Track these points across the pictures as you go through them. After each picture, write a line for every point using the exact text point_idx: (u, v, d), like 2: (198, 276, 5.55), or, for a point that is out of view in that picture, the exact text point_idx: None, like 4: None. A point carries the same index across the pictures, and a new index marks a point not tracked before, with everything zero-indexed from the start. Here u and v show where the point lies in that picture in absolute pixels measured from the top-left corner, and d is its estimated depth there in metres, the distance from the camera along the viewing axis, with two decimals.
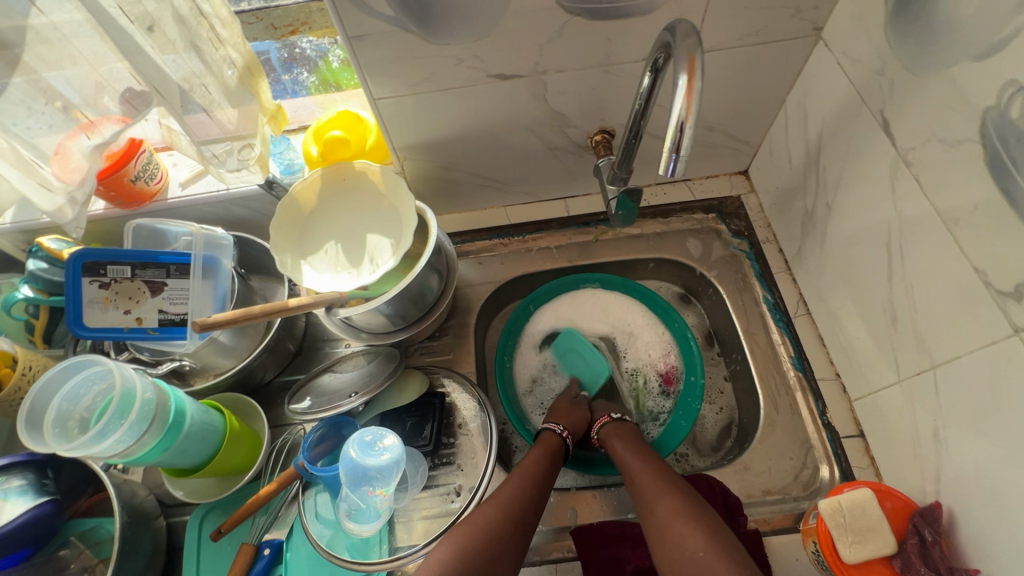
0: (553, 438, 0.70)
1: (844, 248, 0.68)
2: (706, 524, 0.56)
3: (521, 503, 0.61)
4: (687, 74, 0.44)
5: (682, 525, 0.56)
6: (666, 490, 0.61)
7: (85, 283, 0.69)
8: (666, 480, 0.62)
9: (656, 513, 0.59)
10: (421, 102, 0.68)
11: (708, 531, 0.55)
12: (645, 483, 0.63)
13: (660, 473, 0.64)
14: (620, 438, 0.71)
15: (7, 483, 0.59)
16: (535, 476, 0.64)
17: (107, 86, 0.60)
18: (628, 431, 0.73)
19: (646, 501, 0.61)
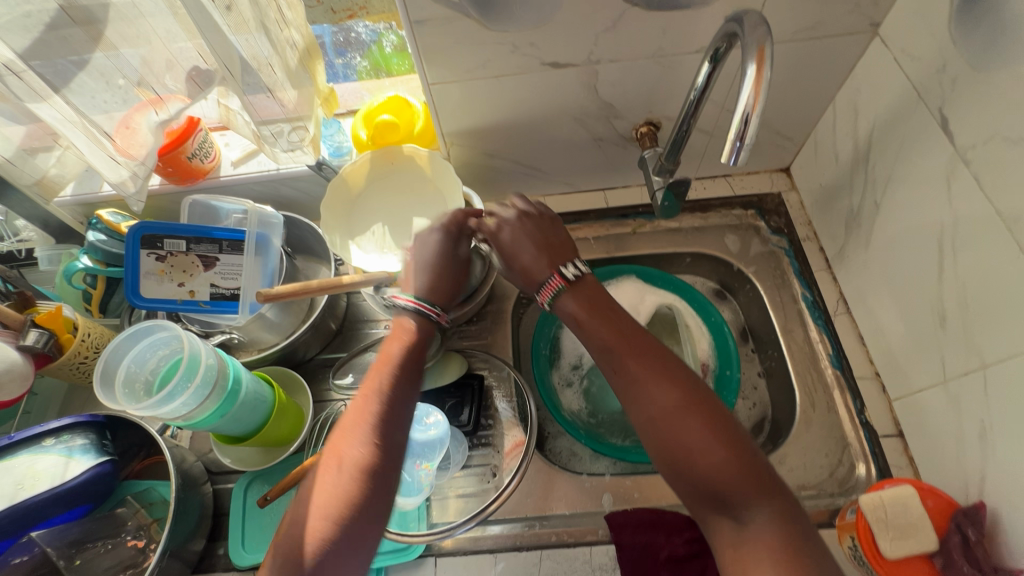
0: (427, 322, 0.61)
1: (890, 247, 0.68)
2: (709, 415, 0.49)
3: (386, 415, 0.51)
4: (757, 64, 0.45)
5: (682, 421, 0.48)
6: (654, 372, 0.52)
7: (144, 255, 0.72)
8: (651, 361, 0.53)
9: (645, 400, 0.51)
10: (473, 88, 0.69)
11: (711, 422, 0.48)
12: (626, 366, 0.53)
13: (643, 350, 0.54)
14: (582, 305, 0.58)
15: (70, 441, 0.60)
16: (404, 376, 0.55)
17: (176, 64, 0.63)
18: (594, 287, 0.60)
19: (628, 382, 0.53)
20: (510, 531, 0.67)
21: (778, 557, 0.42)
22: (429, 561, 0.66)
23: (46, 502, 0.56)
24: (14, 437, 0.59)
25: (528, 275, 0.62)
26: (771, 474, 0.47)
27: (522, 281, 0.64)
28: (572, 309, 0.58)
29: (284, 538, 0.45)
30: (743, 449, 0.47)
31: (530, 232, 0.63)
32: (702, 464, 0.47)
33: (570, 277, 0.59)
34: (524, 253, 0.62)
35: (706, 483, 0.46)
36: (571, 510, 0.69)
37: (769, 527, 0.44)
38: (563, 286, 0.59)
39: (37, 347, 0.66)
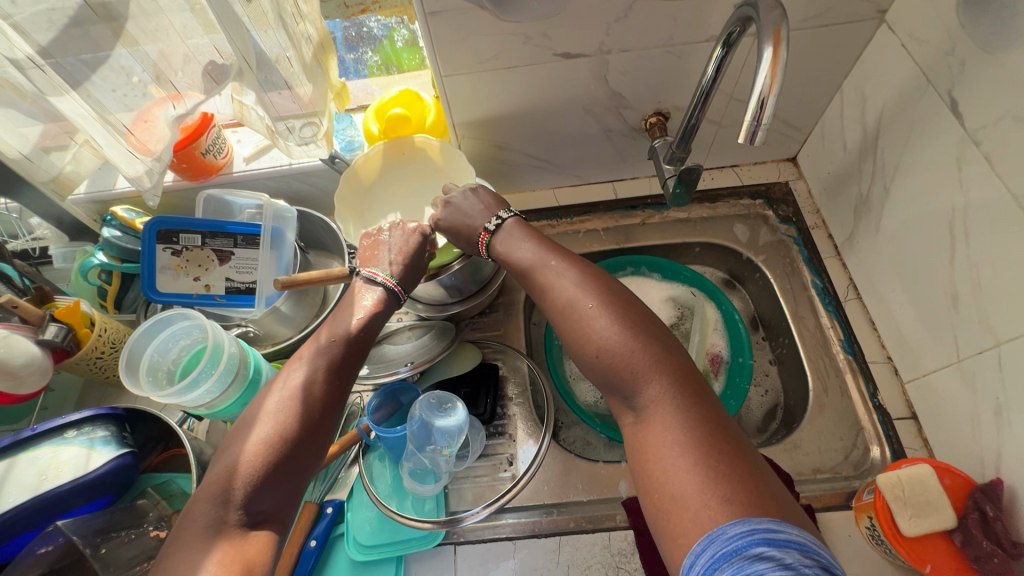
0: (392, 299, 0.64)
1: (900, 231, 0.69)
2: (599, 302, 0.53)
3: (340, 356, 0.57)
4: (773, 45, 0.45)
5: (576, 314, 0.53)
6: (554, 278, 0.57)
7: (160, 250, 0.72)
8: (552, 268, 0.58)
9: (550, 303, 0.56)
10: (486, 80, 0.70)
11: (604, 308, 0.52)
12: (533, 280, 0.59)
13: (549, 261, 0.59)
14: (501, 231, 0.65)
15: (92, 433, 0.60)
16: (371, 321, 0.61)
17: (194, 58, 0.63)
18: (516, 226, 0.64)
19: (538, 292, 0.58)
20: (528, 518, 0.67)
21: (668, 422, 0.44)
22: (449, 549, 0.66)
23: (69, 493, 0.57)
24: (35, 429, 0.59)
25: (467, 238, 0.66)
26: (665, 351, 0.49)
27: (465, 244, 0.66)
28: (492, 241, 0.64)
29: (230, 462, 0.48)
30: (637, 333, 0.50)
31: (468, 197, 0.67)
32: (598, 345, 0.50)
33: (493, 230, 0.64)
34: (466, 220, 0.66)
35: (603, 368, 0.50)
36: (589, 497, 0.69)
37: (660, 395, 0.46)
38: (489, 238, 0.64)
39: (56, 342, 0.66)
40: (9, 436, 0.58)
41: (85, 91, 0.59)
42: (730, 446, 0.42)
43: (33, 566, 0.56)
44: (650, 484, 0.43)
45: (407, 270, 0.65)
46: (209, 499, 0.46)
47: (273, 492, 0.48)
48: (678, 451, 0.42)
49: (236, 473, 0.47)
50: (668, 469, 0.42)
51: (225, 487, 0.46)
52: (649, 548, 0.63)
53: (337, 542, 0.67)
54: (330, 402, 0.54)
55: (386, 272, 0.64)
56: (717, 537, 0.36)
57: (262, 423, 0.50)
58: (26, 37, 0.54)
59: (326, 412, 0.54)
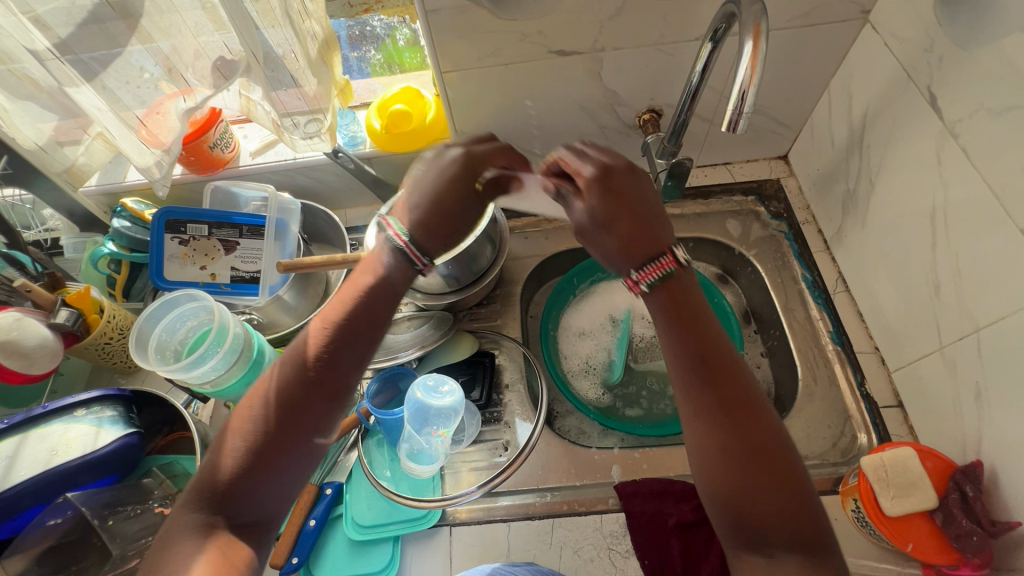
0: (404, 263, 0.54)
1: (885, 224, 0.71)
2: (786, 465, 0.43)
3: (325, 364, 0.49)
4: (753, 39, 0.48)
5: (753, 463, 0.43)
6: (732, 411, 0.45)
7: (168, 239, 0.75)
8: (740, 390, 0.46)
9: (718, 424, 0.44)
10: (484, 77, 0.73)
11: (787, 484, 0.42)
12: (711, 382, 0.46)
13: (735, 382, 0.46)
14: (676, 296, 0.49)
15: (101, 413, 0.63)
16: (365, 320, 0.51)
17: (204, 54, 0.65)
18: (690, 286, 0.50)
19: (706, 399, 0.45)
20: (522, 501, 0.69)
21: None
22: (445, 530, 0.67)
23: (77, 469, 0.59)
24: (47, 406, 0.61)
25: (628, 241, 0.50)
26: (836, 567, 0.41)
27: (613, 257, 0.51)
28: (665, 300, 0.49)
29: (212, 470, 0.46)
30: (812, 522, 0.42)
31: (593, 203, 0.51)
32: (766, 520, 0.42)
33: (683, 262, 0.50)
34: (620, 220, 0.50)
35: (762, 532, 0.42)
36: (582, 482, 0.71)
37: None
38: (674, 268, 0.49)
39: (66, 326, 0.69)
40: (21, 413, 0.60)
41: (100, 83, 0.62)
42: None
43: (42, 538, 0.58)
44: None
45: (431, 215, 0.54)
46: (194, 500, 0.45)
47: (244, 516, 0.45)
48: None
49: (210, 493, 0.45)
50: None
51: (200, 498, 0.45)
52: (640, 530, 0.65)
53: (335, 522, 0.68)
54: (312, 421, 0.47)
55: (398, 225, 0.54)
56: None
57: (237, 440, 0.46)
58: (46, 30, 0.56)
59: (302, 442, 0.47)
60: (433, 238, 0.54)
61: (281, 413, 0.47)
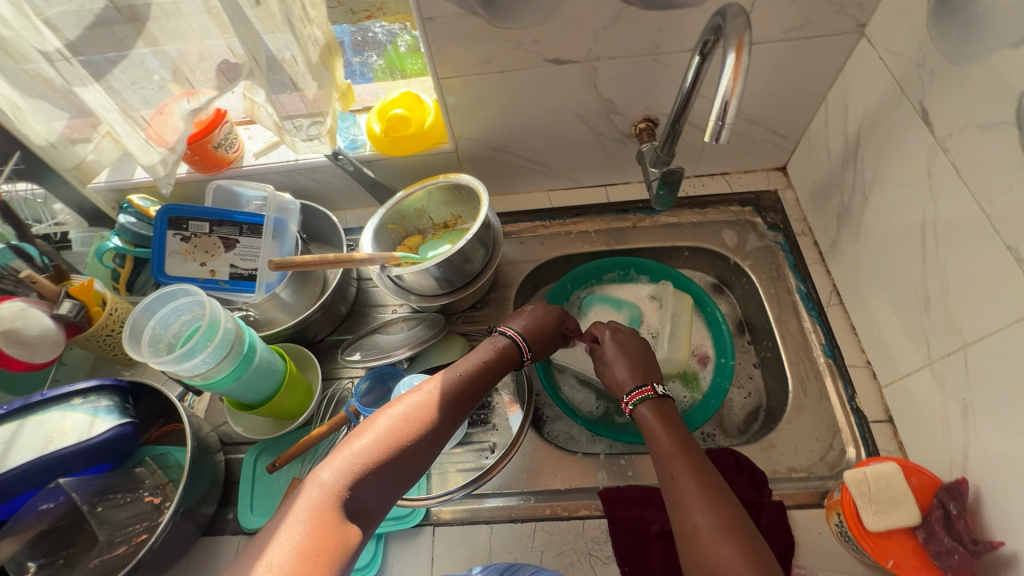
0: (512, 348, 0.67)
1: (878, 237, 0.71)
2: (750, 541, 0.47)
3: (437, 427, 0.56)
4: (736, 50, 0.48)
5: (721, 536, 0.47)
6: (706, 497, 0.50)
7: (170, 235, 0.77)
8: (713, 481, 0.52)
9: (689, 508, 0.50)
10: (481, 84, 0.74)
11: (750, 550, 0.46)
12: (685, 474, 0.53)
13: (710, 476, 0.53)
14: (661, 418, 0.60)
15: (97, 402, 0.64)
16: (465, 405, 0.59)
17: (208, 57, 0.67)
18: (670, 415, 0.61)
19: (686, 491, 0.52)
20: (506, 504, 0.69)
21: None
22: (428, 530, 0.68)
23: (73, 456, 0.60)
24: (46, 394, 0.63)
25: (613, 381, 0.68)
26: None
27: (609, 386, 0.69)
28: (650, 420, 0.61)
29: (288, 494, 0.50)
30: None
31: (638, 350, 0.70)
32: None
33: (660, 390, 0.63)
34: (617, 361, 0.69)
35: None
36: (567, 486, 0.71)
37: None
38: (650, 395, 0.63)
39: (69, 317, 0.71)
40: (20, 400, 0.62)
41: (107, 83, 0.64)
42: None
43: (35, 522, 0.60)
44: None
45: (540, 333, 0.70)
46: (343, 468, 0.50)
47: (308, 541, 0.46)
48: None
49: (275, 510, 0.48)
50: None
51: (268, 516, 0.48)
52: (621, 537, 0.65)
53: None
54: (402, 473, 0.52)
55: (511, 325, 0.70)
56: None
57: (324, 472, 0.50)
58: (56, 32, 0.58)
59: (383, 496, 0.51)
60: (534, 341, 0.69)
61: (377, 463, 0.51)
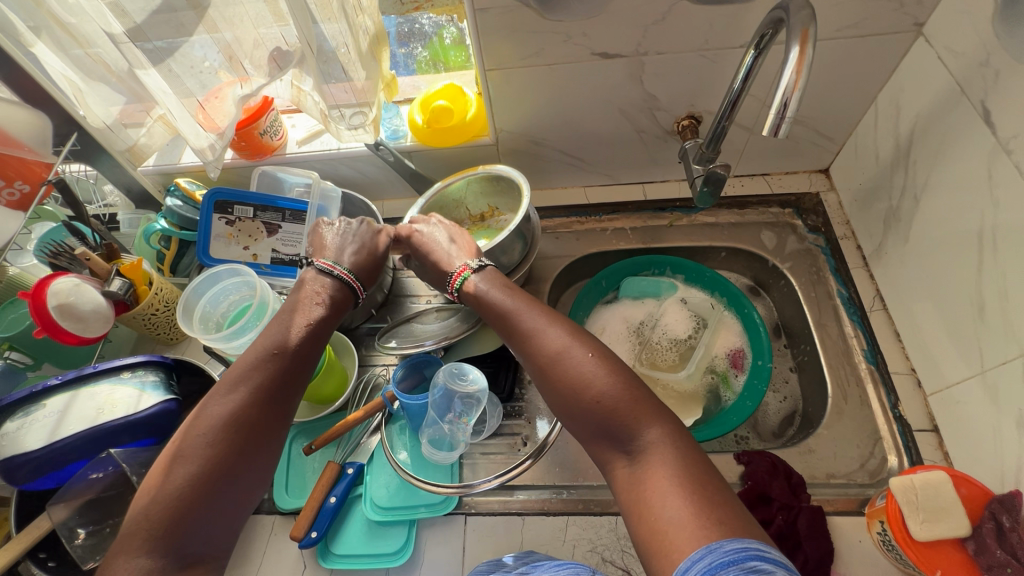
0: (348, 293, 0.66)
1: (929, 241, 0.69)
2: (587, 349, 0.54)
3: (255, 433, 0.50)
4: (800, 44, 0.48)
5: (568, 362, 0.53)
6: (549, 325, 0.57)
7: (216, 220, 0.79)
8: (540, 317, 0.58)
9: (536, 347, 0.55)
10: (527, 76, 0.74)
11: (593, 354, 0.53)
12: (518, 319, 0.58)
13: (532, 315, 0.58)
14: (483, 278, 0.65)
15: (144, 377, 0.66)
16: (313, 333, 0.58)
17: (262, 43, 0.69)
18: (489, 269, 0.66)
19: (522, 334, 0.57)
20: (538, 497, 0.69)
21: (669, 470, 0.45)
22: (460, 519, 0.68)
23: (121, 428, 0.62)
24: (97, 367, 0.65)
25: (438, 277, 0.69)
26: (656, 401, 0.50)
27: (434, 281, 0.71)
28: (473, 283, 0.64)
29: (159, 500, 0.44)
30: (629, 381, 0.51)
31: (460, 245, 0.70)
32: (598, 393, 0.50)
33: (475, 266, 0.65)
34: (427, 260, 0.70)
35: (598, 414, 0.50)
36: (600, 482, 0.70)
37: (656, 449, 0.46)
38: (469, 274, 0.65)
39: (118, 295, 0.72)
40: (74, 371, 0.64)
41: (165, 67, 0.66)
42: (727, 500, 0.42)
43: (85, 490, 0.63)
44: (650, 527, 0.42)
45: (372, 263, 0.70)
46: (133, 544, 0.43)
47: (229, 503, 0.47)
48: (678, 498, 0.42)
49: (172, 504, 0.44)
50: (666, 511, 0.42)
51: (163, 519, 0.44)
52: None
53: (355, 502, 0.70)
54: (235, 478, 0.48)
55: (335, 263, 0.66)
56: (715, 548, 0.38)
57: (200, 453, 0.47)
58: (124, 16, 0.60)
59: (268, 438, 0.51)
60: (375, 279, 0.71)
61: (185, 511, 0.45)
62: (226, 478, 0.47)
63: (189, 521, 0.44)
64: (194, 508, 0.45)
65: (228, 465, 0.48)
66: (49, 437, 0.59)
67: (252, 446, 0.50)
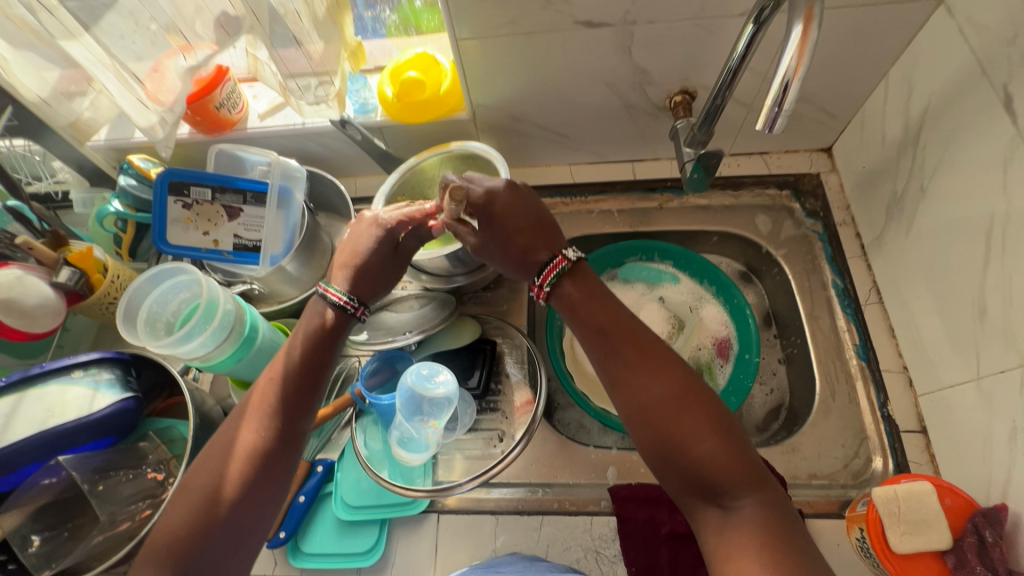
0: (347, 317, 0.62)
1: (933, 234, 0.64)
2: (701, 398, 0.50)
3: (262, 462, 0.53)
4: (803, 23, 0.41)
5: (679, 410, 0.49)
6: (651, 361, 0.52)
7: (171, 202, 0.73)
8: (647, 352, 0.53)
9: (637, 386, 0.51)
10: (504, 47, 0.67)
11: (704, 406, 0.49)
12: (618, 348, 0.53)
13: (640, 347, 0.53)
14: (580, 293, 0.58)
15: (98, 375, 0.62)
16: (312, 350, 0.59)
17: (205, 8, 0.62)
18: (584, 275, 0.59)
19: (620, 365, 0.53)
20: (513, 495, 0.68)
21: (763, 537, 0.43)
22: (432, 517, 0.67)
23: (74, 431, 0.59)
24: (45, 367, 0.61)
25: (523, 258, 0.60)
26: (761, 467, 0.47)
27: (513, 267, 0.61)
28: (570, 296, 0.58)
29: (173, 527, 0.49)
30: (736, 441, 0.48)
31: (529, 211, 0.61)
32: (702, 451, 0.47)
33: (574, 259, 0.59)
34: (515, 239, 0.60)
35: (700, 470, 0.47)
36: (576, 480, 0.69)
37: (755, 515, 0.44)
38: (566, 268, 0.58)
39: (69, 285, 0.68)
40: (18, 372, 0.60)
41: (95, 34, 0.58)
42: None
43: (38, 495, 0.59)
44: None
45: (374, 258, 0.64)
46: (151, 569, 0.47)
47: (246, 523, 0.51)
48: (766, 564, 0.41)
49: (183, 528, 0.49)
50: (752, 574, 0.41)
51: (174, 549, 0.48)
52: (630, 538, 0.63)
53: (324, 500, 0.68)
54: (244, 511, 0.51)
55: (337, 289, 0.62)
56: None
57: (214, 486, 0.51)
58: None
59: (277, 462, 0.54)
60: (371, 288, 0.64)
61: (192, 547, 0.48)
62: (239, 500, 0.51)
63: (206, 542, 0.49)
64: (213, 531, 0.49)
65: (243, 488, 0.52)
66: None
67: (258, 467, 0.53)
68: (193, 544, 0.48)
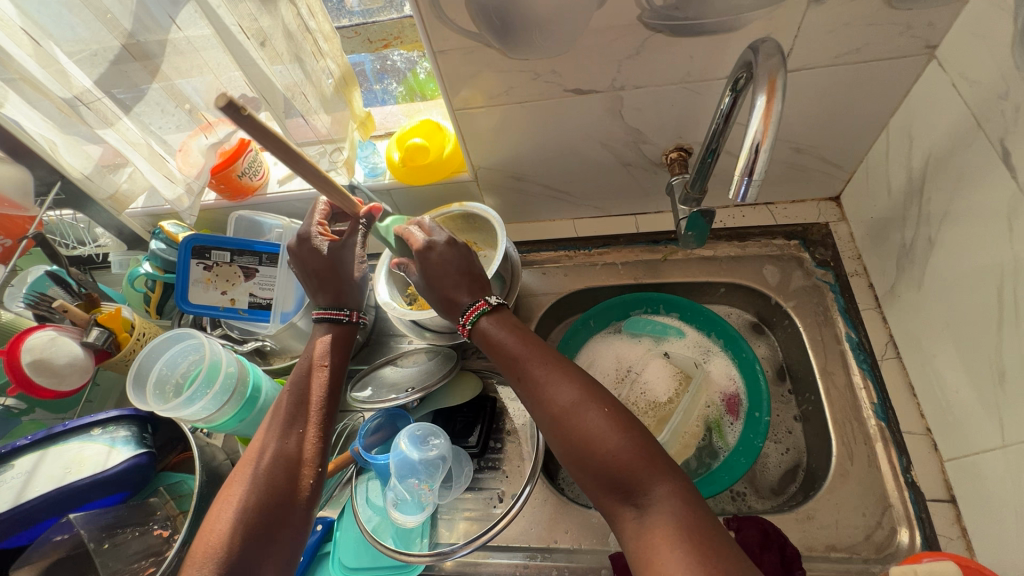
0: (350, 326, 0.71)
1: (944, 290, 0.61)
2: (606, 404, 0.52)
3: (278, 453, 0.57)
4: (767, 94, 0.43)
5: (584, 414, 0.51)
6: (560, 376, 0.54)
7: (193, 264, 0.77)
8: (555, 368, 0.55)
9: (547, 401, 0.53)
10: (500, 116, 0.71)
11: (607, 409, 0.51)
12: (529, 371, 0.56)
13: (548, 364, 0.56)
14: (497, 327, 0.61)
15: (115, 432, 0.65)
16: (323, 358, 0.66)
17: (225, 92, 0.73)
18: (498, 317, 0.62)
19: (533, 385, 0.55)
20: (511, 561, 0.66)
21: (676, 528, 0.44)
22: None
23: (89, 487, 0.61)
24: (68, 425, 0.64)
25: (448, 301, 0.64)
26: (668, 458, 0.50)
27: (440, 307, 0.65)
28: (486, 332, 0.61)
29: (214, 528, 0.51)
30: (641, 439, 0.50)
31: (461, 262, 0.65)
32: (610, 451, 0.49)
33: (495, 303, 0.63)
34: (442, 281, 0.64)
35: (609, 471, 0.48)
36: (576, 545, 0.66)
37: (664, 505, 0.46)
38: (486, 309, 0.62)
39: (97, 345, 0.73)
40: (43, 430, 0.64)
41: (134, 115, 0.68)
42: (730, 556, 0.42)
43: (50, 552, 0.62)
44: None
45: (326, 263, 0.70)
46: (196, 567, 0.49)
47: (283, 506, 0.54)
48: (683, 553, 0.42)
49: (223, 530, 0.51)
50: (671, 563, 0.42)
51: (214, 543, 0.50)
52: None
53: (324, 559, 0.68)
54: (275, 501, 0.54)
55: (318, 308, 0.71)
56: None
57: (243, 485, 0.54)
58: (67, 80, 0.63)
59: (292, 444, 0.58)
60: (348, 291, 0.72)
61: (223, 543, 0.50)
62: (272, 499, 0.53)
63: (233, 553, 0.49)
64: (243, 541, 0.50)
65: (268, 489, 0.54)
66: (15, 500, 0.59)
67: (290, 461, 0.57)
68: (229, 539, 0.50)
